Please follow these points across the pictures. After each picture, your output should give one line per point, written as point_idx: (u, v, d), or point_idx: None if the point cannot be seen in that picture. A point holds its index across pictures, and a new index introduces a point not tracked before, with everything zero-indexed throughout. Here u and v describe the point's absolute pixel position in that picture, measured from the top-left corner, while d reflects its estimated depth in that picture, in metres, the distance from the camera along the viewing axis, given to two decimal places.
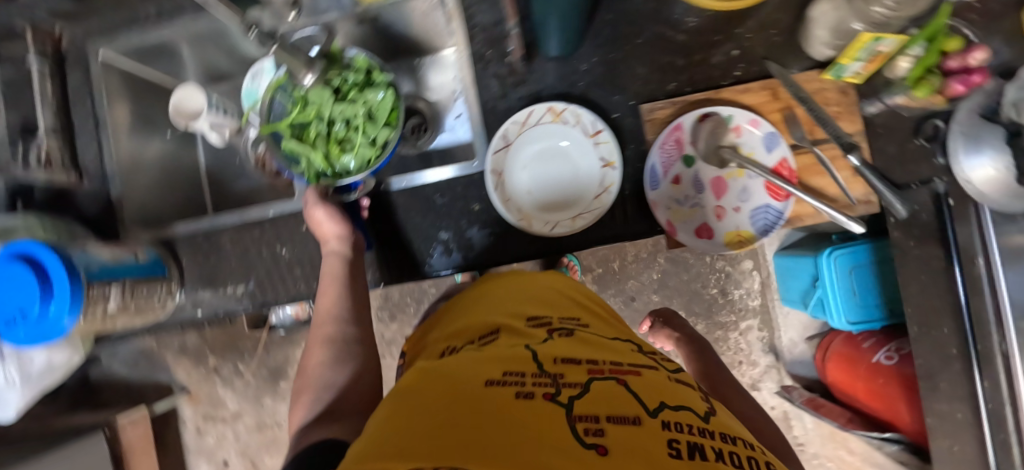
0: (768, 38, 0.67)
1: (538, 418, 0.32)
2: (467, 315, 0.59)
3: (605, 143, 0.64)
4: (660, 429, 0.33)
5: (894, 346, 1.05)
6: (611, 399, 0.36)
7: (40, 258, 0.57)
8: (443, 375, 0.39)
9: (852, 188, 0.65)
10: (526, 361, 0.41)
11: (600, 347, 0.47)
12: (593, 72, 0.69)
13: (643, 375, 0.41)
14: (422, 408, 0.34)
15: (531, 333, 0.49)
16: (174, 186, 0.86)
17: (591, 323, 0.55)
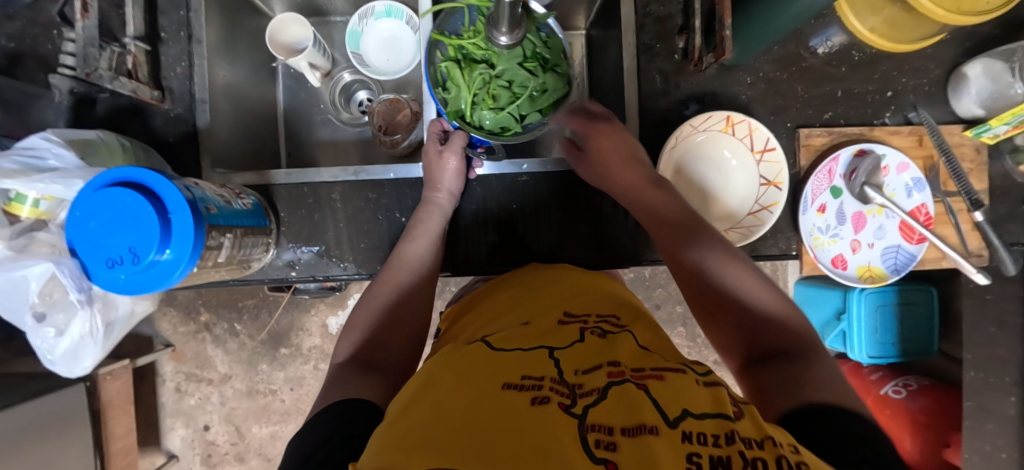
0: (918, 86, 0.70)
1: (539, 426, 0.31)
2: (509, 303, 0.56)
3: (771, 162, 0.64)
4: (680, 443, 0.30)
5: (902, 380, 1.04)
6: (627, 407, 0.34)
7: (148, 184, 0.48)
8: (467, 376, 0.38)
9: (970, 240, 0.69)
10: (545, 365, 0.40)
11: (635, 351, 0.43)
12: (756, 87, 0.68)
13: (667, 380, 0.37)
14: (467, 407, 0.34)
15: (566, 332, 0.47)
16: (254, 123, 0.76)
17: (632, 320, 0.51)
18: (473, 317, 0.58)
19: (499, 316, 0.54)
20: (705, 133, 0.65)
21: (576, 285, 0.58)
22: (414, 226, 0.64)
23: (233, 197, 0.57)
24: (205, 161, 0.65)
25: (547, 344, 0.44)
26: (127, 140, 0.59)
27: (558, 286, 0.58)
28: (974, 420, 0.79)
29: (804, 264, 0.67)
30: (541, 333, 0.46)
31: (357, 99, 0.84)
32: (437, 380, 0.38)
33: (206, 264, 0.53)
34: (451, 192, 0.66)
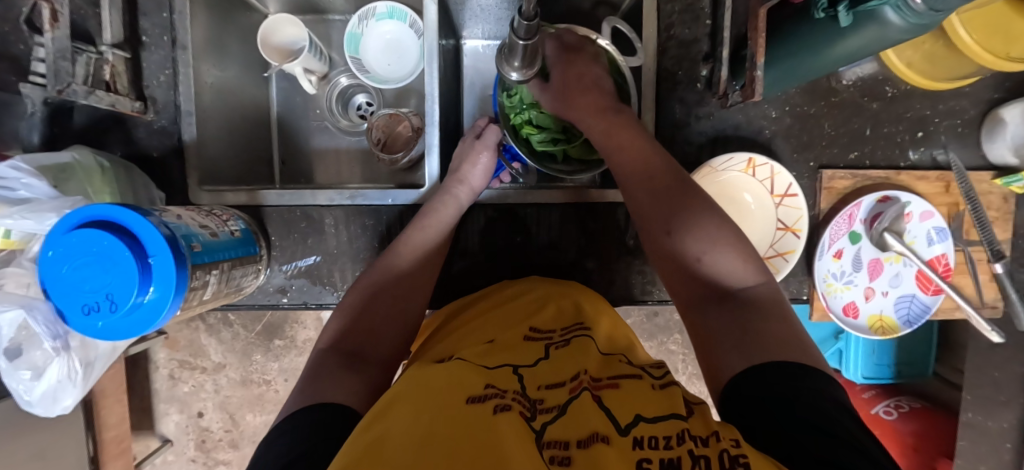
0: (953, 127, 0.65)
1: (502, 433, 0.31)
2: (474, 321, 0.55)
3: (790, 206, 0.61)
4: (630, 450, 0.31)
5: (894, 402, 1.01)
6: (583, 419, 0.34)
7: (115, 219, 0.44)
8: (426, 385, 0.38)
9: (985, 291, 0.67)
10: (508, 379, 0.40)
11: (594, 361, 0.43)
12: (781, 122, 0.64)
13: (622, 389, 0.39)
14: (425, 417, 0.33)
15: (530, 348, 0.47)
16: (248, 131, 0.71)
17: (596, 329, 0.51)
18: (443, 331, 0.57)
19: (465, 330, 0.53)
20: (726, 173, 0.61)
21: (543, 297, 0.57)
22: (413, 226, 0.59)
23: (220, 227, 0.54)
24: (192, 178, 0.62)
25: (510, 360, 0.44)
26: (105, 159, 0.56)
27: (530, 300, 0.57)
28: (968, 460, 0.79)
29: (814, 310, 0.65)
30: (506, 349, 0.46)
31: (355, 103, 0.80)
32: (396, 392, 0.37)
33: (191, 303, 0.50)
34: (474, 188, 0.62)
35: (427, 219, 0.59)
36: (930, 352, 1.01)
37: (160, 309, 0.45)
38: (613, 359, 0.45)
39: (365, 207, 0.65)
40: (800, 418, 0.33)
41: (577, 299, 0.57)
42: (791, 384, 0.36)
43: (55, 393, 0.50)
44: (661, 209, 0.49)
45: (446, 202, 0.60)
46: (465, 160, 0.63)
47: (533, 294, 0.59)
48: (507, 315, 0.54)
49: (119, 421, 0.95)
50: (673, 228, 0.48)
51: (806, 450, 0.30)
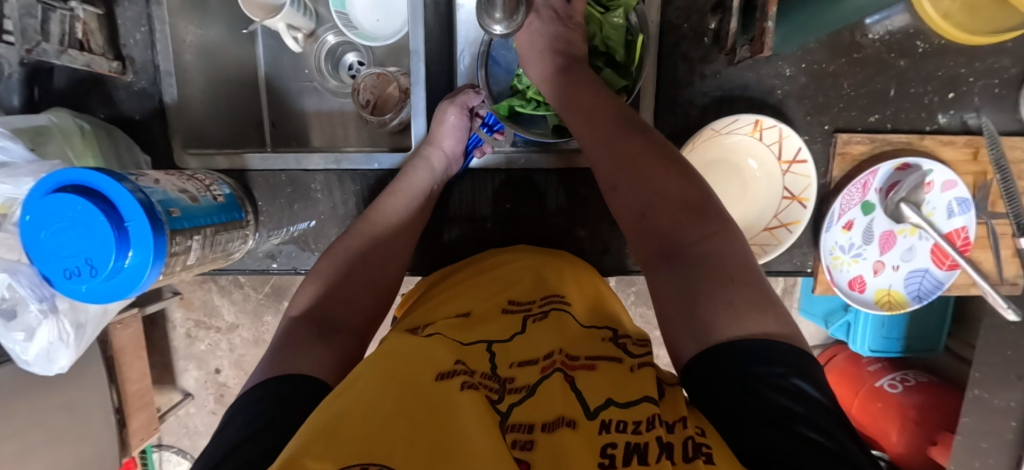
0: (988, 87, 0.59)
1: (463, 416, 0.31)
2: (457, 290, 0.54)
3: (798, 173, 0.57)
4: (595, 435, 0.30)
5: (900, 375, 0.99)
6: (551, 401, 0.33)
7: (83, 183, 0.44)
8: (399, 360, 0.37)
9: (1007, 267, 0.63)
10: (480, 358, 0.39)
11: (571, 338, 0.42)
12: (795, 81, 0.59)
13: (598, 369, 0.37)
14: (392, 394, 0.32)
15: (507, 321, 0.46)
16: (234, 91, 0.69)
17: (576, 301, 0.49)
18: (426, 298, 0.57)
19: (445, 300, 0.52)
20: (730, 136, 0.57)
21: (526, 266, 0.56)
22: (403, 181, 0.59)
23: (201, 191, 0.53)
24: (177, 141, 0.62)
25: (485, 335, 0.43)
26: (84, 121, 0.56)
27: (516, 273, 0.55)
28: (968, 437, 0.77)
29: (817, 283, 0.62)
30: (483, 323, 0.45)
31: (346, 63, 0.76)
32: (371, 365, 0.37)
33: (174, 269, 0.50)
34: (447, 152, 0.61)
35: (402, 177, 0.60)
36: (943, 329, 0.99)
37: (140, 275, 0.45)
38: (594, 336, 0.43)
39: (352, 171, 0.63)
40: (758, 403, 0.30)
41: (563, 269, 0.55)
42: (739, 361, 0.33)
43: (48, 353, 0.52)
44: (607, 158, 0.46)
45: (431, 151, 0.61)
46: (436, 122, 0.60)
47: (517, 265, 0.57)
48: (488, 287, 0.53)
49: (141, 375, 0.99)
50: (619, 185, 0.45)
51: (762, 445, 0.28)
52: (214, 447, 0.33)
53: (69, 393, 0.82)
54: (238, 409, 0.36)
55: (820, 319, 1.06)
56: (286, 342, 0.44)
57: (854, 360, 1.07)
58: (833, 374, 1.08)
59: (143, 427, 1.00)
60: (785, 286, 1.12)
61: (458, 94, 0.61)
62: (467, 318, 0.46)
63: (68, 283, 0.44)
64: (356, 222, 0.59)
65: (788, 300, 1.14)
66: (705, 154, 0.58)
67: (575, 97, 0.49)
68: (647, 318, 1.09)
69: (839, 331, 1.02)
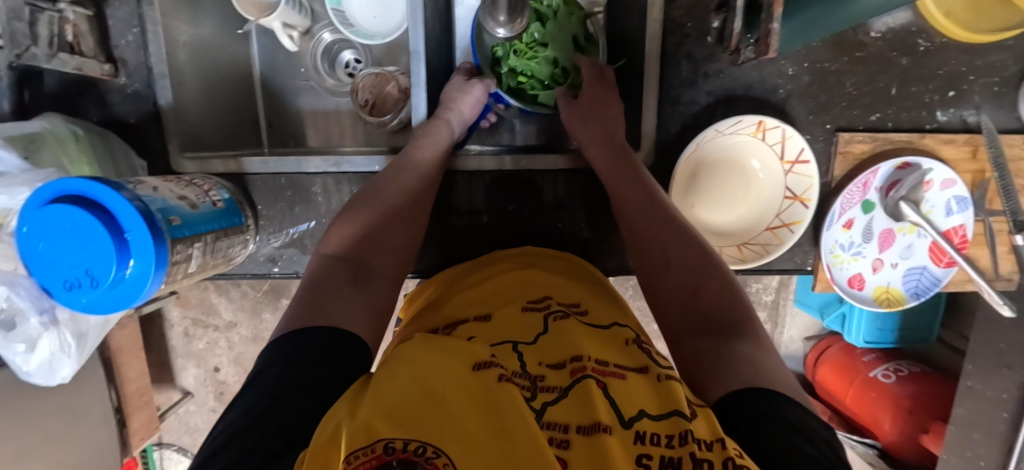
0: (988, 85, 0.60)
1: (501, 397, 0.31)
2: (475, 290, 0.54)
3: (801, 174, 0.57)
4: (630, 444, 0.30)
5: (894, 365, 1.01)
6: (585, 402, 0.33)
7: (83, 193, 0.43)
8: (436, 345, 0.38)
9: (1002, 262, 0.64)
10: (510, 357, 0.40)
11: (599, 344, 0.41)
12: (798, 80, 0.59)
13: (628, 380, 0.37)
14: (432, 372, 0.33)
15: (530, 322, 0.46)
16: (228, 90, 0.68)
17: (594, 309, 0.49)
18: (429, 303, 0.57)
19: (464, 300, 0.52)
20: (734, 136, 0.57)
21: (543, 272, 0.56)
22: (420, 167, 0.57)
23: (201, 198, 0.53)
24: (173, 145, 0.60)
25: (511, 337, 0.43)
26: (78, 127, 0.55)
27: (533, 275, 0.55)
28: (960, 427, 0.79)
29: (817, 281, 0.63)
30: (508, 325, 0.45)
31: (343, 61, 0.75)
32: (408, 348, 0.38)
33: (177, 277, 0.49)
34: (463, 118, 0.60)
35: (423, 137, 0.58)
36: (936, 320, 1.00)
37: (143, 286, 0.45)
38: (618, 342, 0.43)
39: (352, 174, 0.62)
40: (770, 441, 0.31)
41: (578, 282, 0.55)
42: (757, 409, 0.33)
43: (51, 364, 0.51)
44: (651, 231, 0.51)
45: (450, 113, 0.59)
46: (458, 91, 0.60)
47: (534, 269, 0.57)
48: (509, 289, 0.53)
49: (139, 375, 0.98)
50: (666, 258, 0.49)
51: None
52: (247, 406, 0.34)
53: (69, 397, 0.82)
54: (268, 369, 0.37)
55: (815, 310, 1.07)
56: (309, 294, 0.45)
57: (849, 350, 1.09)
58: (828, 365, 1.10)
59: (143, 426, 1.00)
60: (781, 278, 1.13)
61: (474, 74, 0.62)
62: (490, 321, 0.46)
63: (70, 295, 0.44)
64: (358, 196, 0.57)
65: (783, 293, 1.15)
66: (706, 155, 0.58)
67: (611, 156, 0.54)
68: (645, 311, 1.10)
69: (835, 323, 1.04)
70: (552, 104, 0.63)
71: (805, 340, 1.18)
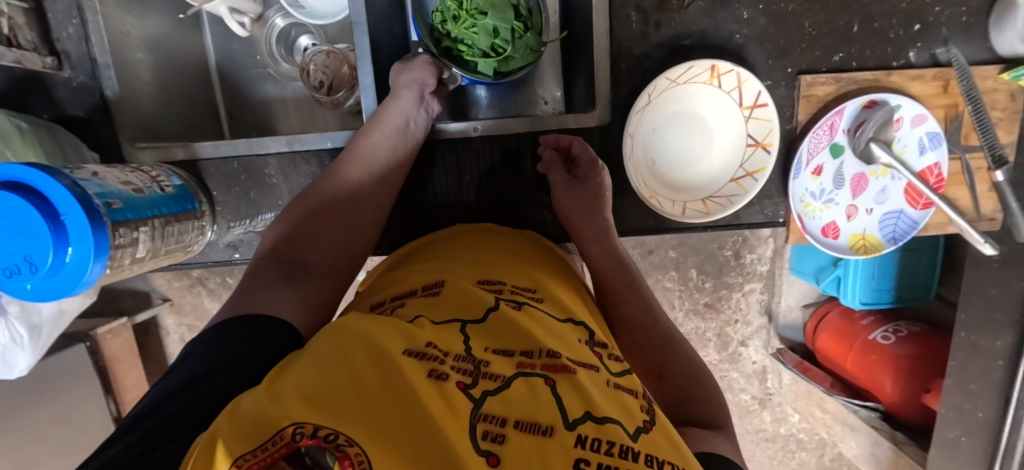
0: (955, 16, 0.57)
1: (426, 399, 0.30)
2: (430, 265, 0.52)
3: (761, 119, 0.55)
4: (568, 446, 0.29)
5: (893, 327, 0.99)
6: (528, 401, 0.32)
7: (16, 178, 0.42)
8: (372, 329, 0.36)
9: (983, 202, 0.62)
10: (454, 340, 0.38)
11: (553, 337, 0.40)
12: (754, 24, 0.57)
13: (577, 376, 0.35)
14: (356, 362, 0.32)
15: (482, 300, 0.44)
16: (180, 81, 0.67)
17: (553, 298, 0.47)
18: (378, 281, 0.55)
19: (416, 276, 0.50)
20: (688, 85, 0.55)
21: (504, 254, 0.54)
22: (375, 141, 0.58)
23: (147, 183, 0.52)
24: (124, 135, 0.60)
25: (459, 315, 0.42)
26: (23, 121, 0.54)
27: (493, 256, 0.53)
28: (956, 379, 0.76)
29: (790, 233, 0.61)
30: (457, 302, 0.43)
31: (300, 46, 0.74)
32: (339, 331, 0.36)
33: (123, 262, 0.49)
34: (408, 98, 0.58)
35: (384, 115, 0.58)
36: (934, 276, 0.97)
37: (83, 271, 0.44)
38: (571, 337, 0.41)
39: (307, 154, 0.61)
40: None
41: (540, 268, 0.53)
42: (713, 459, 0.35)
43: (6, 356, 0.50)
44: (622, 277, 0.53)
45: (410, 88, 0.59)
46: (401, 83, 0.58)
47: (494, 250, 0.55)
48: (464, 264, 0.51)
49: (139, 383, 0.93)
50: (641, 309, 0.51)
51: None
52: (183, 382, 0.35)
53: (55, 408, 0.81)
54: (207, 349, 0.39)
55: (810, 276, 1.04)
56: (255, 281, 0.47)
57: (845, 314, 1.06)
58: (827, 331, 1.06)
59: None
60: (775, 247, 1.10)
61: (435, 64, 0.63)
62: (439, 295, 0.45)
63: (10, 282, 0.43)
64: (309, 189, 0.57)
65: (779, 262, 1.11)
66: (661, 107, 0.57)
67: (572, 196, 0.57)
68: None
69: (827, 287, 1.02)
70: (490, 73, 0.60)
71: (804, 308, 1.15)
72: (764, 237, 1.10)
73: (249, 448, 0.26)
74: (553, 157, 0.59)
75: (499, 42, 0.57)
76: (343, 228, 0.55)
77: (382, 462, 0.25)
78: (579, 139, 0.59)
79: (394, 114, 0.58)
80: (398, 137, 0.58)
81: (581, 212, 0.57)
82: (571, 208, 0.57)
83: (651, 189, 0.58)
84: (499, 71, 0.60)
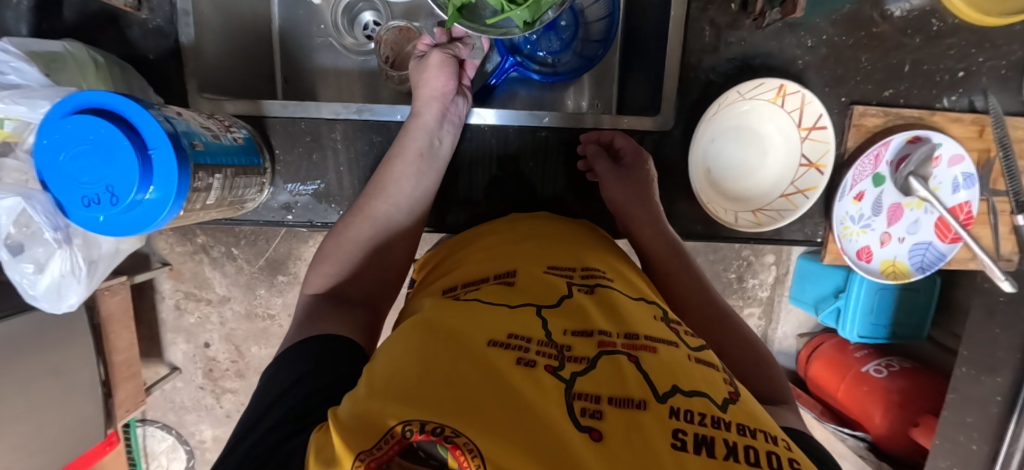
0: (995, 68, 0.62)
1: (518, 386, 0.29)
2: (488, 253, 0.51)
3: (817, 140, 0.58)
4: (665, 419, 0.27)
5: (885, 361, 1.01)
6: (618, 377, 0.30)
7: (104, 105, 0.42)
8: (451, 325, 0.35)
9: (1003, 244, 0.66)
10: (531, 323, 0.36)
11: (627, 315, 0.38)
12: (816, 52, 0.60)
13: (660, 354, 0.33)
14: (443, 356, 0.31)
15: (550, 286, 0.42)
16: (246, 39, 0.67)
17: (623, 281, 0.46)
18: (448, 255, 0.57)
19: (479, 263, 0.49)
20: (752, 101, 0.59)
21: (564, 240, 0.53)
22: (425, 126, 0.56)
23: (222, 131, 0.52)
24: (191, 84, 0.60)
25: (533, 300, 0.40)
26: (100, 55, 0.54)
27: (556, 243, 0.52)
28: (954, 412, 0.80)
29: (827, 252, 0.65)
30: (526, 287, 0.42)
31: (362, 22, 0.74)
32: (418, 331, 0.36)
33: (195, 206, 0.48)
34: (439, 93, 0.57)
35: (406, 140, 0.57)
36: (928, 316, 1.02)
37: (160, 213, 0.44)
38: (647, 314, 0.40)
39: (373, 123, 0.63)
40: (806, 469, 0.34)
41: (608, 254, 0.52)
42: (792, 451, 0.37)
43: (60, 287, 0.53)
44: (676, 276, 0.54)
45: (431, 105, 0.57)
46: (421, 70, 0.58)
47: (553, 237, 0.54)
48: (524, 251, 0.50)
49: (128, 346, 0.91)
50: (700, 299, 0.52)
51: None
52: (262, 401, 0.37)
53: (56, 357, 0.77)
54: (289, 353, 0.42)
55: (810, 306, 1.08)
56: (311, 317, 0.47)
57: (842, 344, 1.10)
58: (820, 360, 1.10)
59: (130, 397, 0.92)
60: (778, 274, 1.14)
61: (449, 47, 0.60)
62: (507, 282, 0.43)
63: (85, 214, 0.43)
64: (346, 220, 0.55)
65: (780, 289, 1.15)
66: (724, 119, 0.60)
67: (632, 200, 0.59)
68: None
69: (826, 318, 1.05)
70: (520, 25, 0.50)
71: (799, 337, 1.18)
72: (767, 264, 1.13)
73: (361, 445, 0.26)
74: (598, 150, 0.61)
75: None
76: (396, 208, 0.55)
77: (491, 447, 0.24)
78: (621, 132, 0.61)
79: (415, 139, 0.56)
80: (425, 159, 0.56)
81: (629, 203, 0.59)
82: (627, 210, 0.59)
83: (709, 197, 0.60)
84: (530, 20, 0.49)
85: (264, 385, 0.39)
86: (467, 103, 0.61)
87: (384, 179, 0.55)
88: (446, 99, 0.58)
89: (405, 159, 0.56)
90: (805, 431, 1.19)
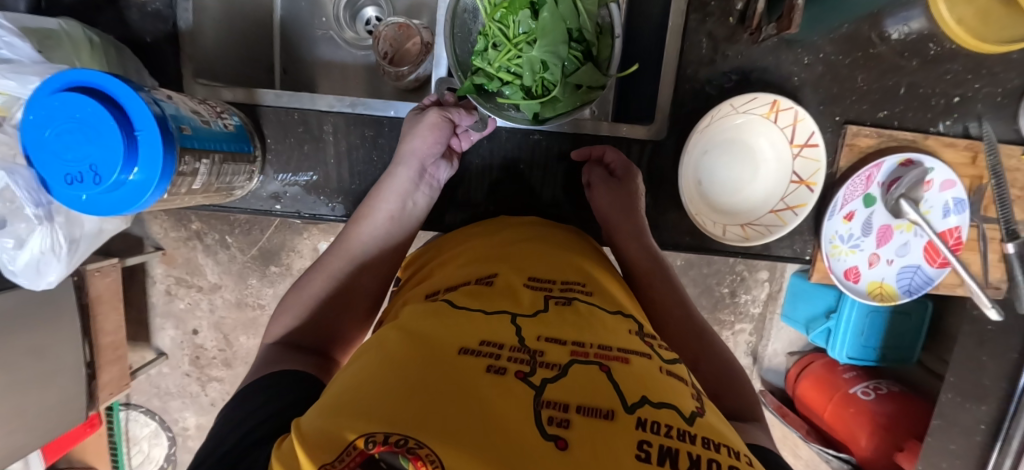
0: (991, 95, 0.61)
1: (486, 395, 0.28)
2: (470, 259, 0.51)
3: (808, 158, 0.58)
4: (632, 431, 0.27)
5: (873, 383, 1.00)
6: (587, 387, 0.29)
7: (93, 84, 0.42)
8: (424, 335, 0.35)
9: (992, 271, 0.66)
10: (505, 331, 0.36)
11: (602, 326, 0.38)
12: (812, 70, 0.60)
13: (632, 365, 0.33)
14: (414, 368, 0.31)
15: (527, 296, 0.42)
16: (245, 28, 0.67)
17: (603, 292, 0.45)
18: (431, 260, 0.56)
19: (459, 269, 0.49)
20: (745, 115, 0.59)
21: (549, 246, 0.53)
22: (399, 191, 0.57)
23: (213, 117, 0.52)
24: (187, 69, 0.60)
25: (508, 308, 0.39)
26: (96, 34, 0.54)
27: (539, 249, 0.52)
28: (938, 438, 0.79)
29: (815, 270, 0.65)
30: (504, 297, 0.41)
31: (364, 17, 0.75)
32: (392, 341, 0.35)
33: (179, 190, 0.48)
34: (420, 156, 0.57)
35: (379, 201, 0.56)
36: (918, 340, 1.01)
37: (144, 194, 0.43)
38: (621, 327, 0.39)
39: (367, 117, 0.63)
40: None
41: (591, 261, 0.51)
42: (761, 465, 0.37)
43: (38, 265, 0.53)
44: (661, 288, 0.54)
45: (409, 164, 0.57)
46: (412, 126, 0.57)
47: (538, 243, 0.53)
48: (506, 259, 0.49)
49: (115, 329, 0.90)
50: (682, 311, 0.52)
51: None
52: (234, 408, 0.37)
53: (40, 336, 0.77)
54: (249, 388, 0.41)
55: (800, 325, 1.08)
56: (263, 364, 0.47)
57: (830, 364, 1.10)
58: (808, 380, 1.09)
59: (114, 381, 0.91)
60: (770, 291, 1.13)
61: (450, 107, 0.58)
62: (484, 289, 0.43)
63: (70, 192, 0.43)
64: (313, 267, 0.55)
65: (772, 306, 1.14)
66: (718, 132, 0.60)
67: (621, 208, 0.58)
68: None
69: (816, 337, 1.05)
70: (530, 117, 0.50)
71: (789, 355, 1.18)
72: (760, 280, 1.13)
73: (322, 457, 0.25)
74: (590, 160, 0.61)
75: (546, 83, 0.49)
76: (362, 250, 0.55)
77: (453, 456, 0.24)
78: (612, 147, 0.61)
79: (389, 200, 0.56)
80: (395, 222, 0.57)
81: (618, 210, 0.58)
82: (614, 218, 0.59)
83: (698, 210, 0.60)
84: (541, 116, 0.50)
85: (218, 423, 0.38)
86: (449, 167, 0.62)
87: (349, 235, 0.56)
88: (428, 160, 0.58)
89: (376, 216, 0.56)
90: (791, 451, 1.18)
